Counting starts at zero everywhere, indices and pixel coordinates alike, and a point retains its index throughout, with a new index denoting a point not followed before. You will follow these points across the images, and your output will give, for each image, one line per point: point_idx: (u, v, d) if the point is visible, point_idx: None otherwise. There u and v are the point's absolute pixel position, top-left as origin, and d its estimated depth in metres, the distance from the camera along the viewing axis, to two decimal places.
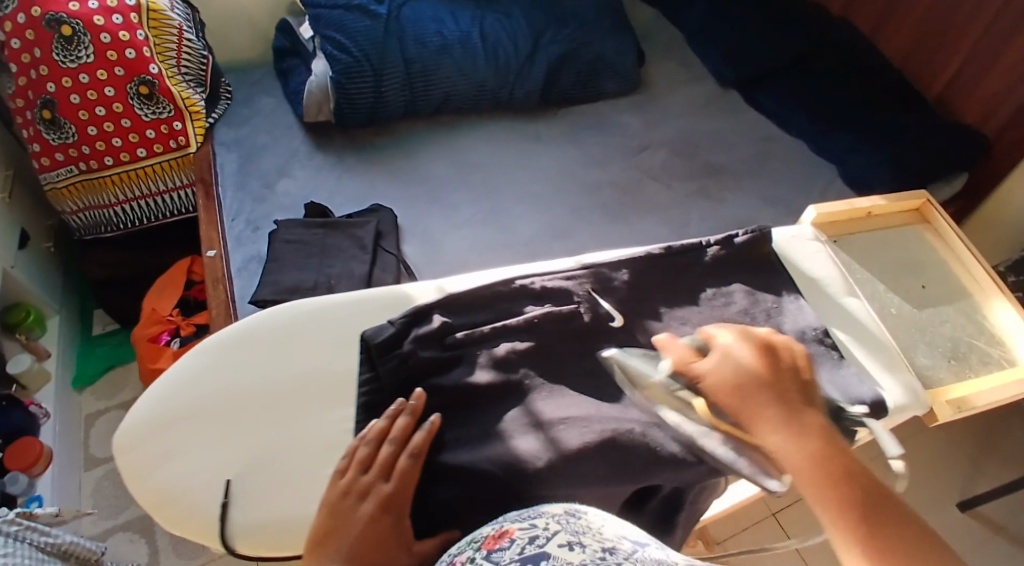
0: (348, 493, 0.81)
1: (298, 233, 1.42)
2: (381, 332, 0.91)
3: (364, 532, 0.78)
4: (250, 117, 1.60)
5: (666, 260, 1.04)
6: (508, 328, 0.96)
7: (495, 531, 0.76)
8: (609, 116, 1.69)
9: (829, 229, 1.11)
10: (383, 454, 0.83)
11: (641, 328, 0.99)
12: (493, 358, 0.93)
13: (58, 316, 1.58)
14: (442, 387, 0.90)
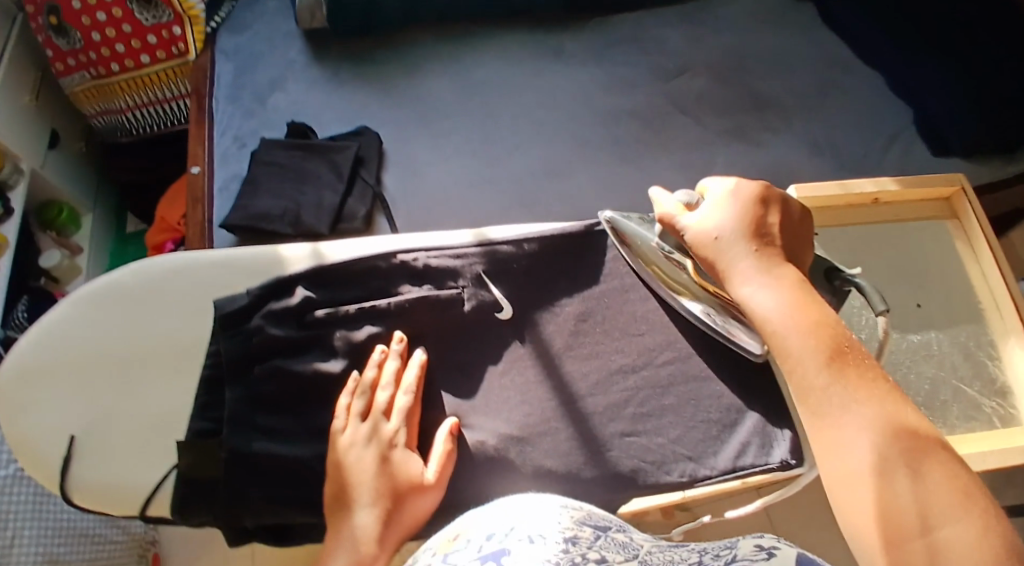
0: (349, 446, 0.79)
1: (279, 156, 1.28)
2: (233, 301, 0.89)
3: (376, 478, 0.77)
4: (250, 20, 1.49)
5: (584, 239, 0.94)
6: (373, 311, 0.89)
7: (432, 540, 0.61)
8: (646, 29, 1.45)
9: (814, 219, 0.91)
10: (360, 404, 0.82)
11: (531, 324, 0.91)
12: (350, 345, 0.87)
13: (91, 215, 1.69)
14: (287, 371, 0.86)
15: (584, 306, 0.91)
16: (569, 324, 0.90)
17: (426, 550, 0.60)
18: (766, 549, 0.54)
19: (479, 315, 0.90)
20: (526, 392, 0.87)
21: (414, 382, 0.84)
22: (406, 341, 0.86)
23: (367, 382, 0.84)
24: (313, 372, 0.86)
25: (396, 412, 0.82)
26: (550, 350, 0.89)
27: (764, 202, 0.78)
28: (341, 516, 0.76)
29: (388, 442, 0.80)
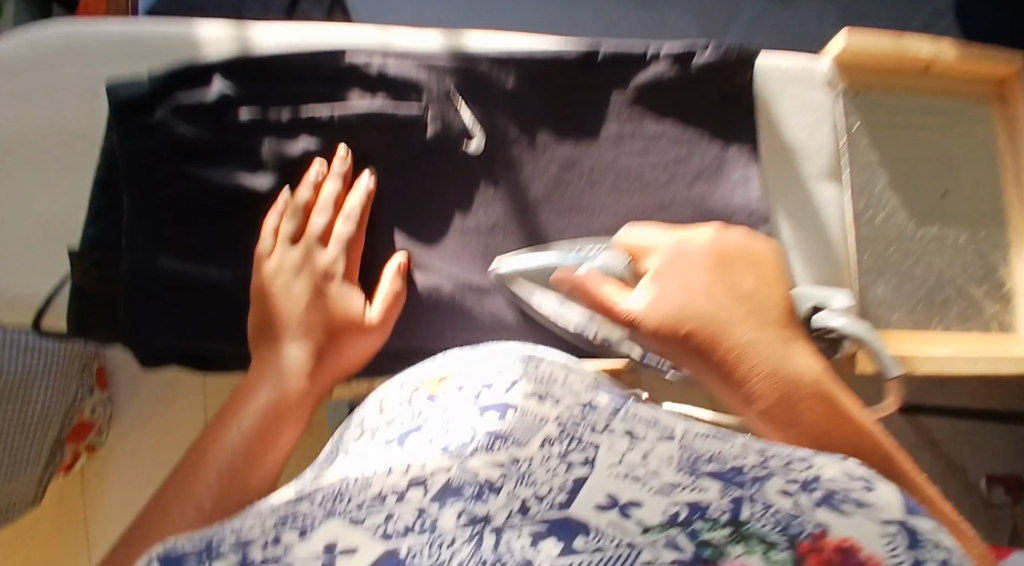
0: (276, 274, 0.61)
1: None
2: (131, 84, 0.66)
3: (309, 309, 0.60)
4: None
5: (585, 69, 0.68)
6: (311, 120, 0.66)
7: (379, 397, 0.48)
8: None
9: (856, 79, 0.76)
10: (291, 227, 0.63)
11: (505, 165, 0.68)
12: (280, 158, 0.66)
13: None
14: (198, 181, 0.65)
15: (572, 151, 0.68)
16: (552, 169, 0.68)
17: (403, 389, 0.48)
18: (864, 474, 0.38)
19: (442, 145, 0.67)
20: (491, 240, 0.67)
21: (358, 210, 0.65)
22: (349, 154, 0.66)
23: (301, 203, 0.64)
24: (233, 187, 0.65)
25: (337, 237, 0.64)
26: (525, 196, 0.67)
27: (746, 254, 0.52)
28: (266, 352, 0.59)
29: (326, 271, 0.62)
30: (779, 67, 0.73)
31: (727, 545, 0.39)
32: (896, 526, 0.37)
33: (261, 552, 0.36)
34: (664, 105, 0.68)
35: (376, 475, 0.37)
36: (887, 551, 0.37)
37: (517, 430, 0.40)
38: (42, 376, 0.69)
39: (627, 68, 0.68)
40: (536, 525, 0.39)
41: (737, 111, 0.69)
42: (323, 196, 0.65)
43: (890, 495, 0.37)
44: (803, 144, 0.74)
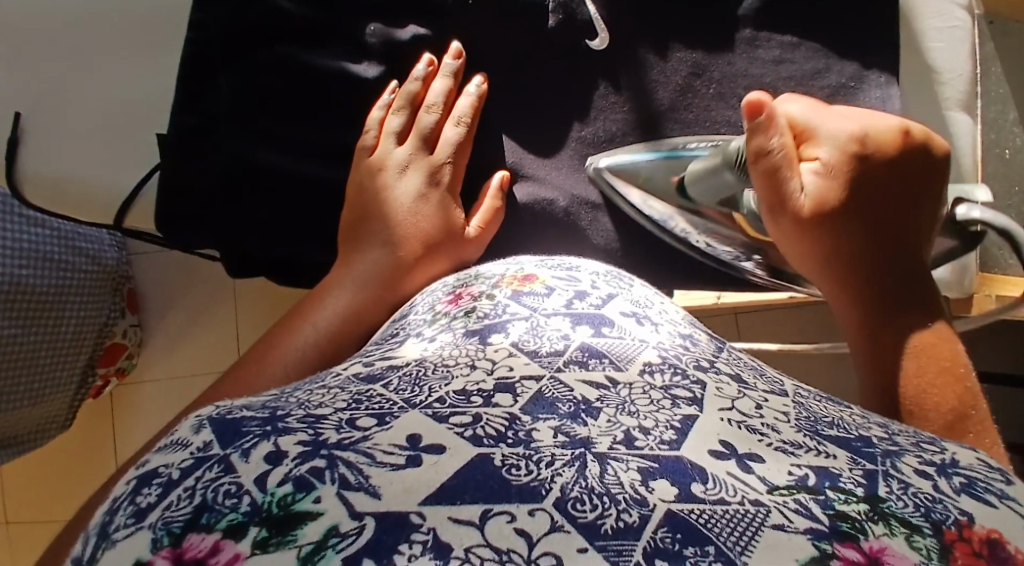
0: (381, 169, 0.53)
1: None
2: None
3: (411, 214, 0.52)
4: None
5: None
6: (423, 3, 0.57)
7: (453, 291, 0.41)
8: None
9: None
10: (399, 123, 0.55)
11: (629, 68, 0.58)
12: (388, 44, 0.57)
13: None
14: (301, 60, 0.56)
15: (702, 57, 0.58)
16: (680, 76, 0.58)
17: (484, 280, 0.41)
18: (996, 468, 0.33)
19: (564, 41, 0.57)
20: (608, 152, 0.57)
21: (467, 112, 0.55)
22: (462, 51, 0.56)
23: (408, 96, 0.55)
24: (337, 73, 0.56)
25: (446, 140, 0.54)
26: (650, 107, 0.58)
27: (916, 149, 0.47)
28: (358, 255, 0.51)
29: (436, 171, 0.54)
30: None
31: (866, 523, 0.27)
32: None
33: (330, 435, 0.26)
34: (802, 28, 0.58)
35: (458, 370, 0.31)
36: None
37: (615, 352, 0.34)
38: (78, 288, 0.78)
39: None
40: (644, 461, 0.28)
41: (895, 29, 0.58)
42: (433, 90, 0.55)
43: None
44: (940, 65, 0.60)
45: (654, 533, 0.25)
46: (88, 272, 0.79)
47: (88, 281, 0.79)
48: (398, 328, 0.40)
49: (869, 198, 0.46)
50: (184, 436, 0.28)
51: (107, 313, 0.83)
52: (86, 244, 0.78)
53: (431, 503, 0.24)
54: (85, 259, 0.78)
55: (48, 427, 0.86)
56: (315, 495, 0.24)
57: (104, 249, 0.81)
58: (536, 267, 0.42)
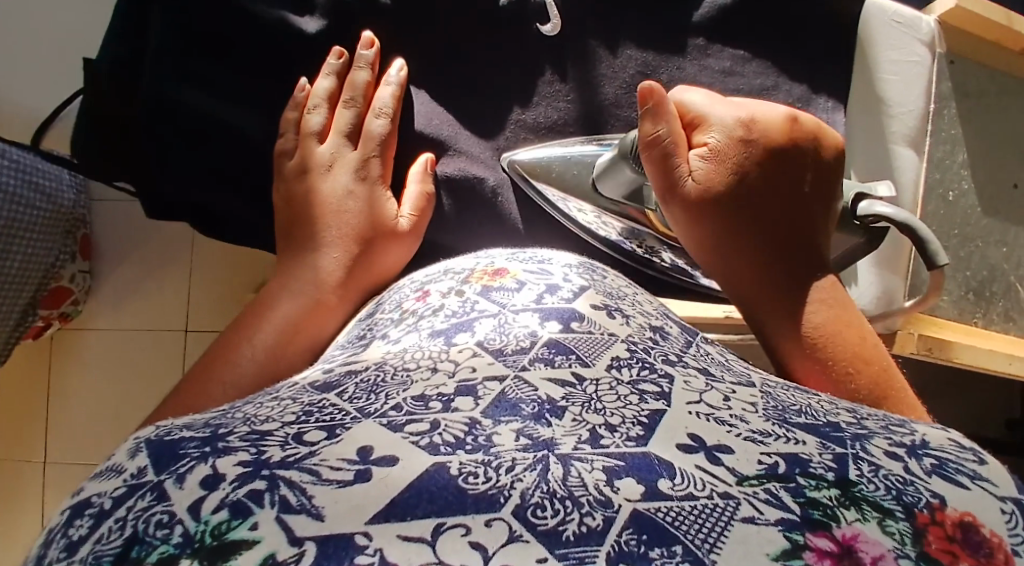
0: (304, 172, 0.52)
1: None
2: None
3: (341, 209, 0.50)
4: None
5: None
6: None
7: (419, 290, 0.39)
8: None
9: (954, 43, 0.66)
10: (319, 121, 0.53)
11: (578, 60, 0.56)
12: (334, 2, 0.54)
13: None
14: (241, 10, 0.53)
15: (651, 58, 0.57)
16: (626, 73, 0.57)
17: (448, 277, 0.40)
18: (968, 446, 0.32)
19: (512, 23, 0.56)
20: (544, 139, 0.56)
21: (387, 103, 0.54)
22: (372, 38, 0.54)
23: (322, 92, 0.54)
24: (275, 23, 0.54)
25: (377, 118, 0.53)
26: (596, 97, 0.57)
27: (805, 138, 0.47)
28: (297, 257, 0.48)
29: (363, 165, 0.52)
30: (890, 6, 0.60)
31: (838, 509, 0.26)
32: (1015, 504, 0.30)
33: (275, 453, 0.24)
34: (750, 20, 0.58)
35: (419, 374, 0.30)
36: (1008, 528, 0.29)
37: (581, 346, 0.32)
38: (30, 226, 0.78)
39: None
40: (609, 460, 0.26)
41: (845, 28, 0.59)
42: (358, 78, 0.54)
43: (1003, 474, 0.31)
44: (890, 97, 0.61)
45: (618, 536, 0.24)
46: (43, 212, 0.79)
47: (41, 221, 0.79)
48: (348, 341, 0.39)
49: (760, 185, 0.45)
50: (121, 460, 0.26)
51: (55, 255, 0.83)
52: (44, 182, 0.79)
53: (380, 522, 0.23)
54: (41, 198, 0.78)
55: None
56: (252, 521, 0.22)
57: (61, 189, 0.81)
58: (496, 263, 0.41)
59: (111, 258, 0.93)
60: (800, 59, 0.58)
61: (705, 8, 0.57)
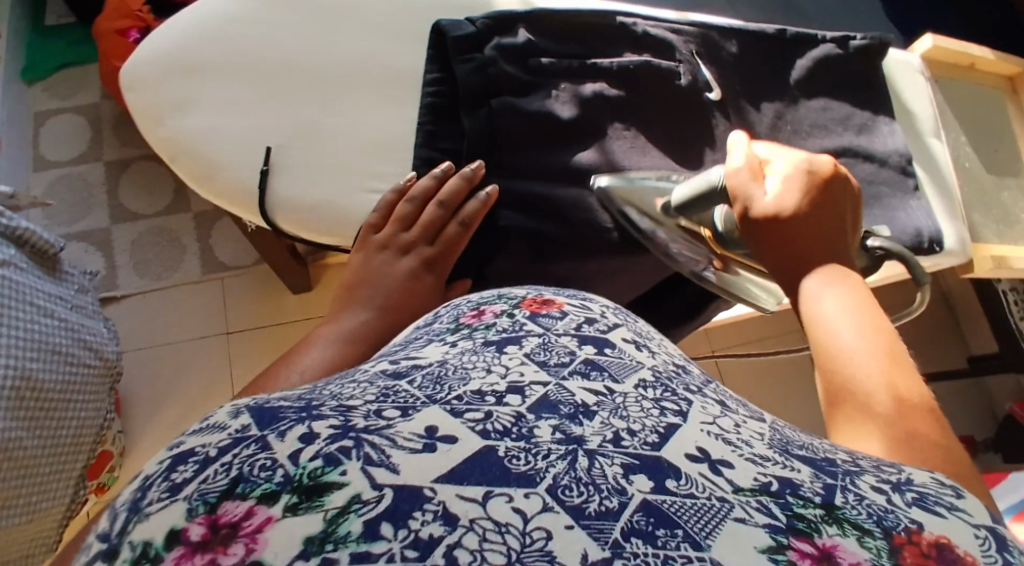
0: (383, 246, 0.69)
1: None
2: (460, 27, 0.73)
3: (398, 283, 0.66)
4: None
5: (778, 45, 0.80)
6: (595, 68, 0.75)
7: (473, 310, 0.43)
8: None
9: (936, 68, 0.87)
10: (408, 208, 0.70)
11: (738, 111, 0.77)
12: (577, 97, 0.74)
13: None
14: (515, 106, 0.72)
15: (781, 107, 0.78)
16: (769, 123, 0.77)
17: (504, 300, 0.44)
18: (946, 484, 0.36)
19: (692, 94, 0.76)
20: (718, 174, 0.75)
21: (471, 213, 0.70)
22: (481, 173, 0.71)
23: (421, 190, 0.71)
24: (546, 114, 0.72)
25: (461, 217, 0.70)
26: (755, 139, 0.77)
27: (837, 187, 0.57)
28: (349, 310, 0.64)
29: (428, 259, 0.69)
30: (897, 57, 0.83)
31: (821, 523, 0.31)
32: (988, 530, 0.34)
33: (359, 420, 0.29)
34: (834, 82, 0.79)
35: (476, 372, 0.35)
36: (981, 550, 0.32)
37: (614, 366, 0.37)
38: (78, 391, 0.94)
39: (801, 48, 0.79)
40: (627, 457, 0.31)
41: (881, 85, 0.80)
42: (445, 190, 0.70)
43: (977, 506, 0.35)
44: (916, 107, 0.82)
45: (630, 516, 0.29)
46: (93, 366, 0.97)
47: (91, 376, 0.96)
48: (407, 342, 0.43)
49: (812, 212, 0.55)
50: (222, 420, 0.31)
51: (103, 417, 0.99)
52: (92, 338, 0.97)
53: (443, 481, 0.28)
54: (89, 353, 0.96)
55: (36, 553, 0.94)
56: (342, 468, 0.27)
57: (104, 344, 1.00)
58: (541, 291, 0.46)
59: (143, 408, 1.24)
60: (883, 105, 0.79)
61: (798, 70, 0.79)
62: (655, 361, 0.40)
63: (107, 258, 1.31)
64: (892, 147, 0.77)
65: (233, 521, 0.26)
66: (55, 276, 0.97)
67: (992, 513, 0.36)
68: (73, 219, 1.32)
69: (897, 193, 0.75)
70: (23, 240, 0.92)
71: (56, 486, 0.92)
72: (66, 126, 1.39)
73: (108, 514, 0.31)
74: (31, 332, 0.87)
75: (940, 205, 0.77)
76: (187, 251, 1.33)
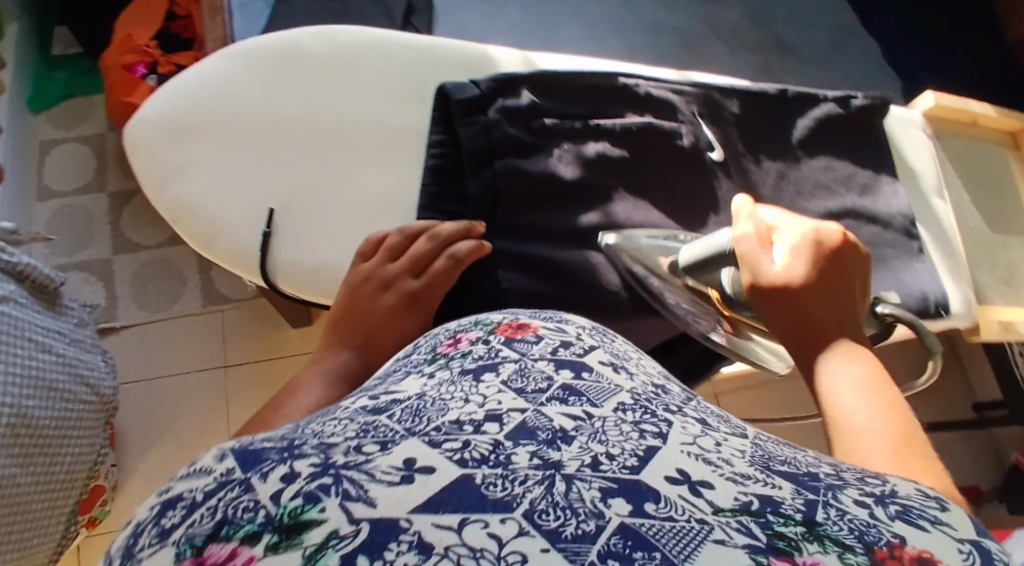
0: (367, 280, 0.70)
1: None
2: (465, 90, 0.76)
3: (382, 321, 0.68)
4: None
5: (780, 104, 0.87)
6: (598, 129, 0.79)
7: (451, 338, 0.45)
8: None
9: (940, 125, 0.94)
10: (394, 241, 0.72)
11: (739, 169, 0.83)
12: (581, 158, 0.78)
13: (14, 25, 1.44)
14: (522, 169, 0.75)
15: (784, 165, 0.85)
16: (770, 179, 0.84)
17: (480, 327, 0.46)
18: (930, 496, 0.37)
19: (692, 153, 0.82)
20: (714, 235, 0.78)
21: (462, 251, 0.70)
22: (481, 231, 0.73)
23: (415, 228, 0.73)
24: (551, 178, 0.76)
25: (451, 254, 0.70)
26: (757, 196, 0.83)
27: (847, 256, 0.59)
28: (331, 354, 0.66)
29: (412, 295, 0.69)
30: (900, 117, 0.90)
31: (801, 541, 0.31)
32: (971, 545, 0.34)
33: (339, 457, 0.30)
34: (836, 138, 0.87)
35: (454, 402, 0.36)
36: (964, 562, 0.32)
37: (591, 391, 0.38)
38: (71, 429, 0.97)
39: (802, 107, 0.87)
40: (606, 482, 0.32)
41: (880, 144, 0.88)
42: (443, 229, 0.71)
43: (962, 520, 0.36)
44: (919, 167, 0.88)
45: (607, 540, 0.29)
46: (88, 402, 1.00)
47: (86, 413, 1.00)
48: (387, 374, 0.45)
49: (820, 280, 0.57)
50: (208, 464, 0.32)
51: (98, 450, 1.03)
52: (88, 374, 1.01)
53: (419, 513, 0.28)
54: (86, 389, 1.00)
55: None
56: (321, 505, 0.28)
57: (102, 379, 1.04)
58: (537, 317, 0.48)
59: (140, 442, 1.28)
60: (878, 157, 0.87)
61: (800, 129, 0.86)
62: (635, 383, 0.41)
63: (106, 290, 1.36)
64: (893, 207, 0.84)
65: (219, 560, 0.27)
66: (54, 310, 1.02)
67: (975, 523, 0.36)
68: (74, 250, 1.38)
69: (902, 255, 0.82)
70: (24, 276, 0.98)
71: (48, 525, 0.97)
72: (73, 154, 1.45)
73: (103, 560, 0.32)
74: (26, 367, 0.92)
75: (942, 266, 0.84)
76: (187, 284, 1.38)
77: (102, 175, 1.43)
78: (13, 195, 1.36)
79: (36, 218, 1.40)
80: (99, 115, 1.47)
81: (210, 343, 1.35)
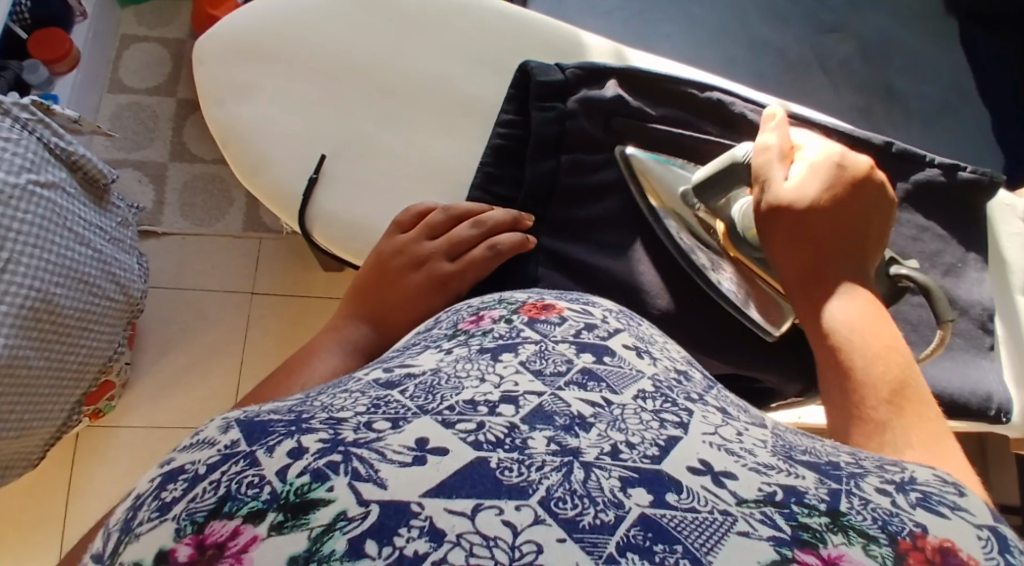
0: (400, 252, 0.69)
1: None
2: (548, 73, 0.74)
3: (408, 300, 0.67)
4: None
5: (881, 157, 0.77)
6: (680, 143, 0.74)
7: (474, 314, 0.44)
8: None
9: None
10: (437, 218, 0.70)
11: None
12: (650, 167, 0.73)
13: None
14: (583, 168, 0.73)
15: None
16: None
17: (502, 306, 0.44)
18: (948, 482, 0.36)
19: None
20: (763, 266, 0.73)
21: (504, 243, 0.68)
22: (529, 225, 0.71)
23: (464, 210, 0.71)
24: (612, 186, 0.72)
25: (495, 242, 0.68)
26: None
27: (868, 183, 0.58)
28: (350, 324, 0.66)
29: (442, 280, 0.67)
30: (1002, 198, 0.78)
31: (825, 532, 0.30)
32: (990, 531, 0.32)
33: (349, 433, 0.29)
34: (926, 204, 0.77)
35: (469, 381, 0.34)
36: (983, 553, 0.31)
37: (611, 377, 0.36)
38: (95, 320, 1.01)
39: (905, 165, 0.77)
40: (626, 470, 0.30)
41: (973, 222, 0.77)
42: (488, 216, 0.70)
43: (979, 507, 0.34)
44: (1013, 260, 0.77)
45: (627, 530, 0.28)
46: (116, 299, 1.04)
47: (111, 310, 1.03)
48: (406, 346, 0.43)
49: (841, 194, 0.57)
50: (213, 433, 0.30)
51: (114, 347, 1.08)
52: (120, 273, 1.05)
53: (431, 496, 0.27)
54: (116, 287, 1.03)
55: (18, 464, 1.05)
56: (329, 484, 0.27)
57: (132, 280, 1.07)
58: (565, 297, 0.46)
59: (157, 346, 1.33)
60: (964, 234, 0.77)
61: (896, 190, 0.77)
62: (660, 369, 0.39)
63: (157, 192, 1.38)
64: (972, 294, 0.75)
65: (220, 540, 0.26)
66: (100, 206, 1.05)
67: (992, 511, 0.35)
68: (135, 147, 1.40)
69: (967, 347, 0.74)
70: (77, 166, 0.99)
71: (52, 409, 1.01)
72: (151, 55, 1.46)
73: (104, 530, 0.31)
74: (63, 257, 0.94)
75: (1010, 370, 0.75)
76: (233, 206, 1.39)
77: (175, 80, 1.44)
78: (83, 84, 1.37)
79: (101, 113, 1.41)
80: (183, 22, 1.48)
81: (237, 276, 1.37)
